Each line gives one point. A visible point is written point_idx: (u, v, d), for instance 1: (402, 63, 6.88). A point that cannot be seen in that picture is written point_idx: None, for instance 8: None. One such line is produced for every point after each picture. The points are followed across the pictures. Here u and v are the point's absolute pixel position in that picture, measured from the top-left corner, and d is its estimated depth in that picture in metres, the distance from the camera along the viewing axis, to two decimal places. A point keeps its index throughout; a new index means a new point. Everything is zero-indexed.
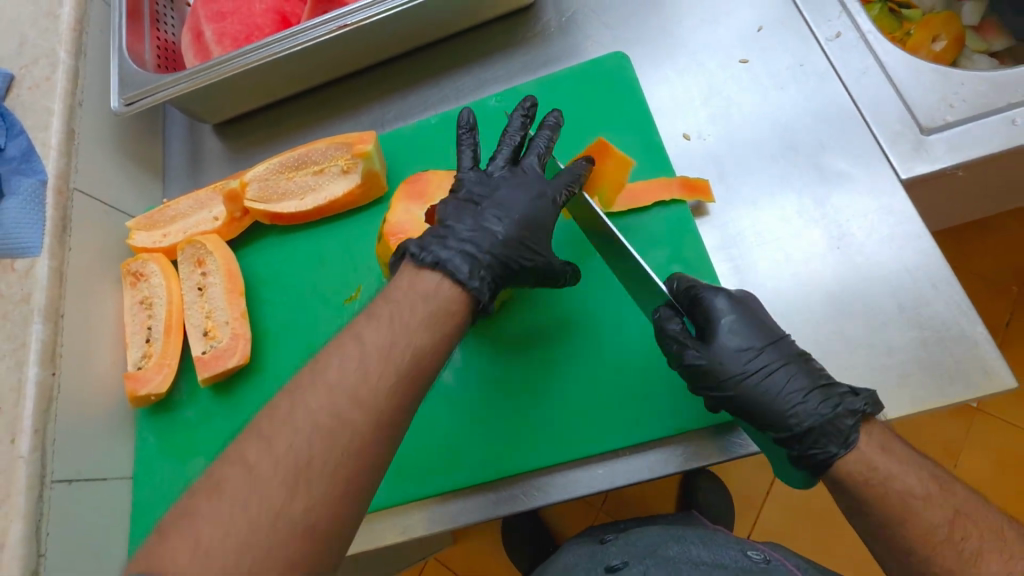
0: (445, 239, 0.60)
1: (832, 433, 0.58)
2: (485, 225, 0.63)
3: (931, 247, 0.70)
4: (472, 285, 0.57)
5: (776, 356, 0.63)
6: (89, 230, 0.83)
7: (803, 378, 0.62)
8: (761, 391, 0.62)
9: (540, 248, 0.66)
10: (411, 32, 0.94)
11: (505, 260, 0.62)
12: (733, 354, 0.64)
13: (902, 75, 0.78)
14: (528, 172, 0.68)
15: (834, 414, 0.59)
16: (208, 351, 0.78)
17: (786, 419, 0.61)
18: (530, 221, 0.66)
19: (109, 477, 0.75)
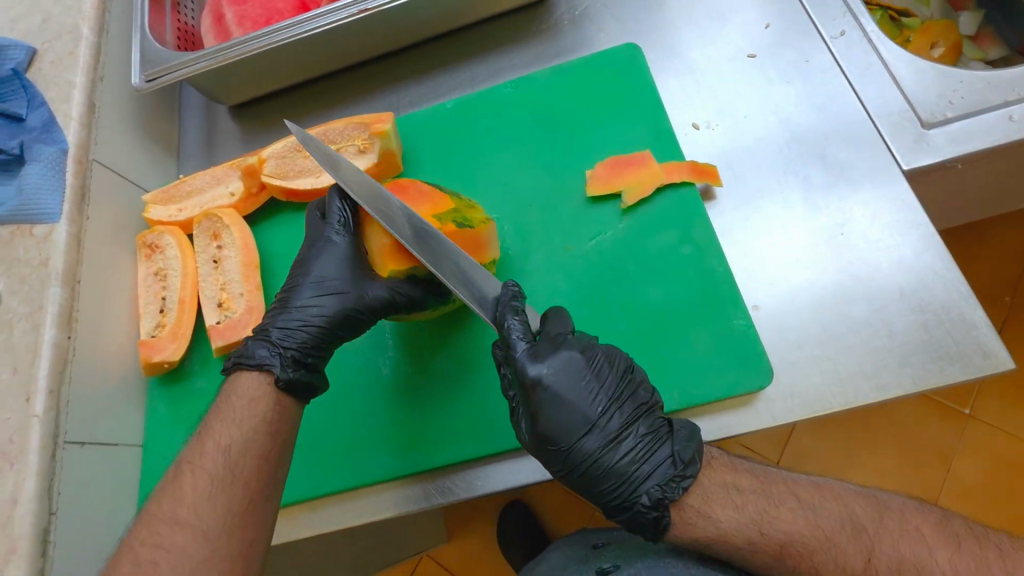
0: (268, 333, 0.71)
1: (649, 504, 0.59)
2: (309, 304, 0.72)
3: (931, 235, 0.72)
4: (274, 372, 0.67)
5: (589, 427, 0.63)
6: (108, 201, 0.84)
7: (641, 452, 0.62)
8: (582, 476, 0.63)
9: (359, 289, 0.72)
10: (428, 21, 0.97)
11: (323, 323, 0.71)
12: (547, 439, 0.64)
13: (903, 71, 0.82)
14: (328, 237, 0.75)
15: (659, 487, 0.59)
16: (223, 321, 0.79)
17: (601, 498, 0.62)
18: (343, 277, 0.73)
19: (120, 443, 0.76)
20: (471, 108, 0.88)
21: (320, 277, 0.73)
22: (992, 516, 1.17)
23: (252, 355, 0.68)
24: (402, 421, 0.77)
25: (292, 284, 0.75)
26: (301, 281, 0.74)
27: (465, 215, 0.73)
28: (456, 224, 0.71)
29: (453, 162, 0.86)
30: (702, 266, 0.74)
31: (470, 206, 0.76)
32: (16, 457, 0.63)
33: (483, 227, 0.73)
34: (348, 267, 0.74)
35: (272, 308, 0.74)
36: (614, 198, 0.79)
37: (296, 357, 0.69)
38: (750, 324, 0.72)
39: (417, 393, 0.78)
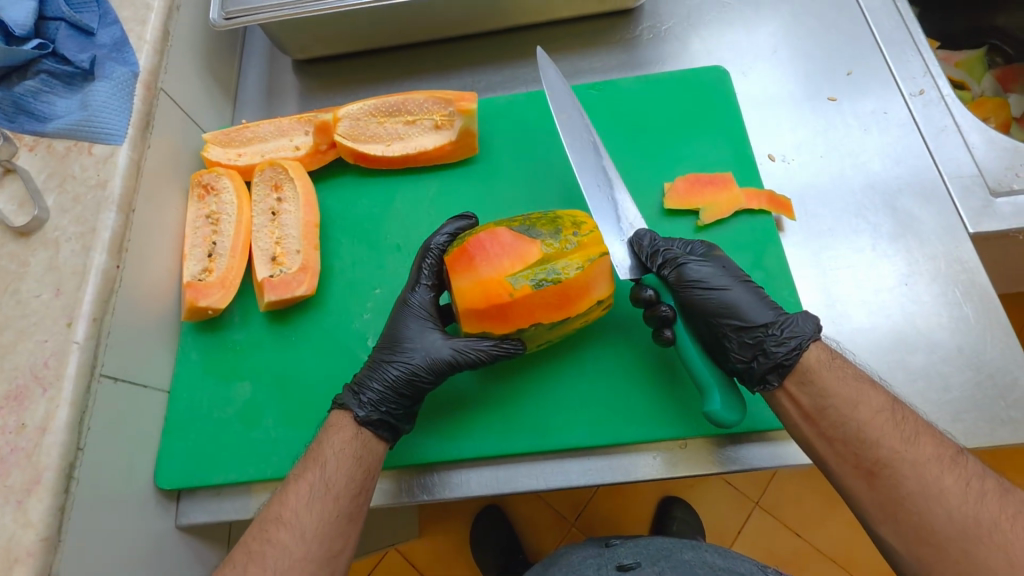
0: (357, 383, 0.67)
1: (785, 341, 0.63)
2: (407, 353, 0.68)
3: (991, 297, 0.74)
4: (352, 411, 0.65)
5: (694, 281, 0.68)
6: (168, 133, 0.80)
7: (743, 305, 0.67)
8: (721, 316, 0.67)
9: (432, 342, 0.68)
10: (519, 9, 0.96)
11: (400, 385, 0.66)
12: (701, 289, 0.68)
13: (975, 138, 0.84)
14: (408, 294, 0.72)
15: (785, 327, 0.64)
16: (275, 275, 0.76)
17: (750, 330, 0.65)
18: (423, 334, 0.69)
19: (149, 385, 0.72)
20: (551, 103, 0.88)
21: (407, 337, 0.69)
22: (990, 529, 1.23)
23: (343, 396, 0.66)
24: (474, 399, 0.74)
25: (381, 338, 0.72)
26: (386, 336, 0.71)
27: (555, 264, 0.62)
28: (535, 285, 0.61)
29: (529, 153, 0.85)
30: (771, 294, 0.75)
31: (573, 238, 0.64)
32: (50, 383, 0.59)
33: (575, 276, 0.62)
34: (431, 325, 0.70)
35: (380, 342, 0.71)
36: (691, 214, 0.79)
37: (373, 404, 0.65)
38: None
39: (493, 371, 0.74)
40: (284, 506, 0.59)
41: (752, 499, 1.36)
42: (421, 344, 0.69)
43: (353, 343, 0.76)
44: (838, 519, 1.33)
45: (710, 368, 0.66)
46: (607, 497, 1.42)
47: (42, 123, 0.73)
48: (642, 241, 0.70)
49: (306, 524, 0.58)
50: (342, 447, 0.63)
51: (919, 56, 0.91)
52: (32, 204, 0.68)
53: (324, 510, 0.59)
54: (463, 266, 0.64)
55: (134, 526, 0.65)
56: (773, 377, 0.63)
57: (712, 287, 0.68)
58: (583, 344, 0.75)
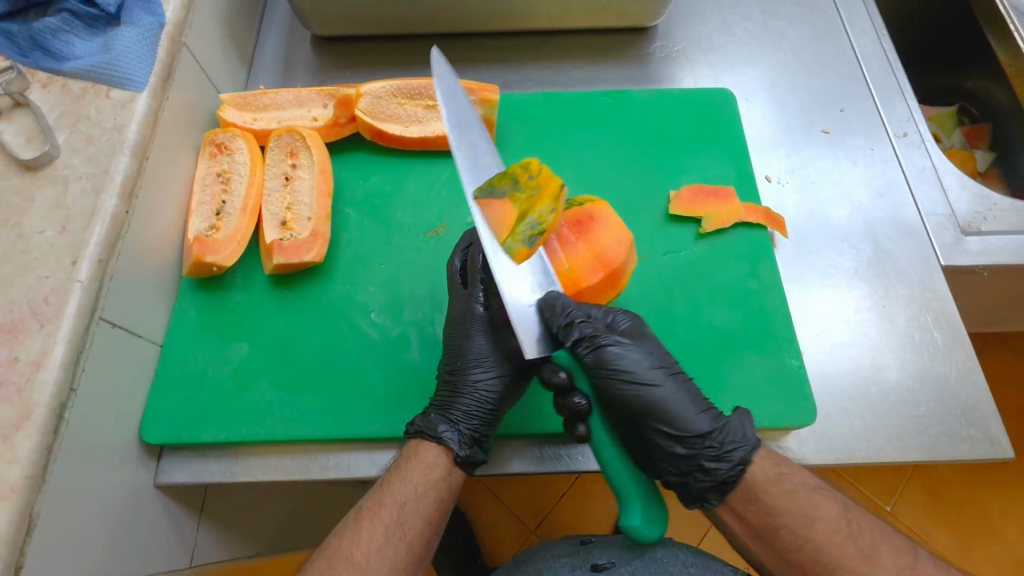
0: (445, 415, 0.67)
1: (721, 457, 0.63)
2: (488, 372, 0.69)
3: (958, 326, 0.80)
4: (452, 450, 0.65)
5: (612, 361, 0.66)
6: (185, 89, 0.80)
7: (675, 406, 0.65)
8: (654, 406, 0.65)
9: (513, 353, 0.70)
10: (543, 15, 1.00)
11: (493, 406, 0.68)
12: (639, 370, 0.66)
13: (949, 181, 0.92)
14: (472, 305, 0.72)
15: (716, 449, 0.63)
16: (284, 239, 0.76)
17: (689, 430, 0.64)
18: (500, 347, 0.70)
19: (143, 337, 0.70)
20: (567, 106, 0.91)
21: (487, 354, 0.69)
22: None
23: (435, 429, 0.66)
24: None
25: (449, 355, 0.71)
26: (459, 356, 0.70)
27: (532, 215, 0.64)
28: (529, 240, 0.63)
29: (543, 150, 0.88)
30: (764, 303, 0.79)
31: (531, 185, 0.66)
32: (48, 319, 0.58)
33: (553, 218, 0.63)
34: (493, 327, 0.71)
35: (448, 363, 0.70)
36: (692, 222, 0.83)
37: (473, 435, 0.67)
38: (799, 364, 0.76)
39: None
40: (356, 546, 0.59)
41: (710, 516, 1.40)
42: (497, 358, 0.70)
43: (356, 315, 0.76)
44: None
45: (635, 480, 0.63)
46: (571, 507, 1.43)
47: (59, 62, 0.71)
48: (556, 312, 0.65)
49: (376, 568, 0.58)
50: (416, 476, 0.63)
51: (904, 102, 0.98)
52: (42, 139, 0.67)
53: (396, 556, 0.59)
54: (508, 261, 0.67)
55: (115, 478, 0.63)
56: (712, 496, 0.64)
57: (643, 368, 0.66)
58: None
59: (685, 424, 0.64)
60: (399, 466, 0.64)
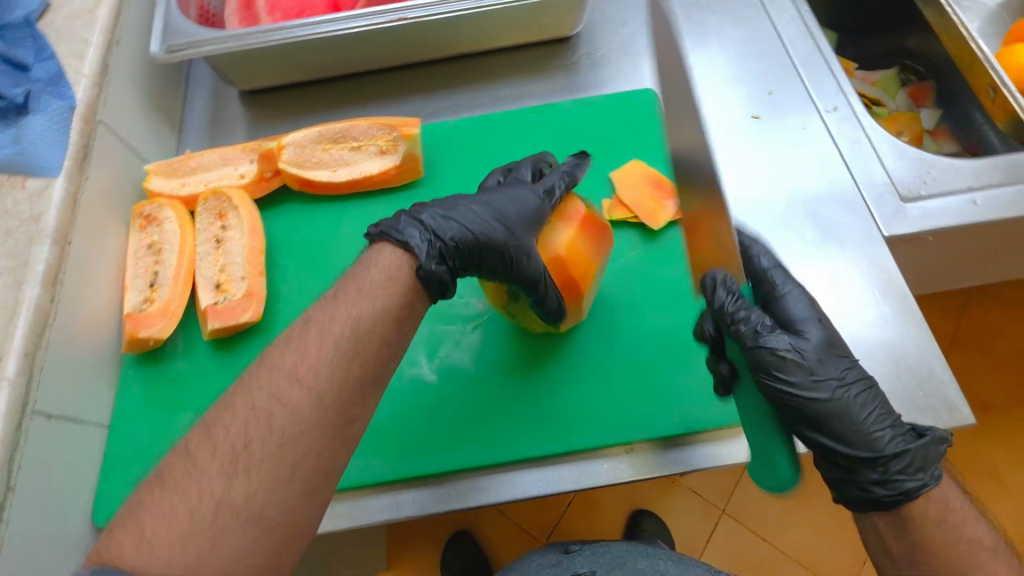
0: (420, 213, 0.65)
1: (912, 468, 0.59)
2: (472, 215, 0.66)
3: (906, 296, 0.80)
4: (418, 258, 0.60)
5: (769, 358, 0.63)
6: (107, 166, 0.80)
7: (850, 393, 0.62)
8: (852, 402, 0.62)
9: (522, 241, 0.67)
10: (460, 39, 1.00)
11: (479, 229, 0.65)
12: (807, 360, 0.64)
13: (884, 150, 0.91)
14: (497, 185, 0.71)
15: (915, 458, 0.59)
16: (219, 302, 0.76)
17: (867, 405, 0.62)
18: (517, 217, 0.68)
19: (87, 421, 0.70)
20: (494, 126, 0.91)
21: (493, 202, 0.68)
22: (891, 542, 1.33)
23: (403, 232, 0.62)
24: (421, 425, 0.74)
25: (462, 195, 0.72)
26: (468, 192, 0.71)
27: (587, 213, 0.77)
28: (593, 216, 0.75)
29: (472, 176, 0.88)
30: None
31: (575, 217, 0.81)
32: None
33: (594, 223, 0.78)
34: (494, 222, 0.67)
35: (433, 202, 0.69)
36: (628, 227, 0.83)
37: (442, 253, 0.63)
38: None
39: (432, 396, 0.76)
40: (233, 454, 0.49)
41: (716, 507, 1.38)
42: (486, 201, 0.68)
43: None
44: (802, 520, 1.36)
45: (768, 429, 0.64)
46: (581, 514, 1.42)
47: None
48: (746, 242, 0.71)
49: None
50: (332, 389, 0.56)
51: (831, 77, 0.98)
52: None
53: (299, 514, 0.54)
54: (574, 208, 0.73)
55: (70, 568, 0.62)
56: (889, 501, 0.59)
57: (805, 336, 0.65)
58: (526, 362, 0.77)
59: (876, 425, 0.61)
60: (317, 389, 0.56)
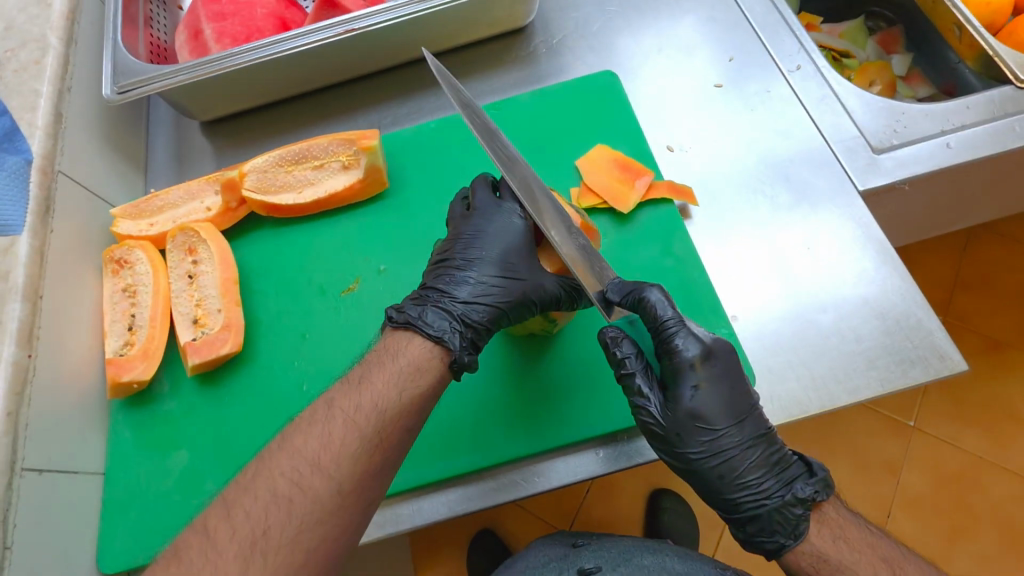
0: (442, 299, 0.64)
1: (767, 533, 0.65)
2: (490, 281, 0.65)
3: (887, 249, 0.78)
4: (454, 351, 0.61)
5: (647, 428, 0.67)
6: (72, 216, 0.80)
7: (735, 444, 0.66)
8: (728, 459, 0.66)
9: (537, 278, 0.66)
10: (411, 42, 0.99)
11: (500, 296, 0.65)
12: (691, 421, 0.66)
13: (852, 103, 0.89)
14: (481, 228, 0.68)
15: (768, 523, 0.65)
16: (198, 338, 0.76)
17: (749, 462, 0.66)
18: (521, 259, 0.67)
19: (80, 471, 0.70)
20: (454, 128, 0.91)
21: (496, 255, 0.66)
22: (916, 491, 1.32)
23: (432, 323, 0.61)
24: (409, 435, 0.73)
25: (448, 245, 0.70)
26: (454, 241, 0.69)
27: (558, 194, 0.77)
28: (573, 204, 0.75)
29: (438, 182, 0.88)
30: (685, 278, 0.78)
31: None
32: None
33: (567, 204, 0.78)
34: (508, 276, 0.66)
35: (442, 273, 0.67)
36: (599, 213, 0.82)
37: (473, 338, 0.64)
38: (729, 331, 0.75)
39: None
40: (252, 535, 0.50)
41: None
42: (488, 257, 0.67)
43: (288, 395, 0.77)
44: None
45: None
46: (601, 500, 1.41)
47: None
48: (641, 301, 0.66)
49: None
50: (317, 416, 0.56)
51: (791, 35, 0.96)
52: None
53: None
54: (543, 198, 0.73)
55: None
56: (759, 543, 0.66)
57: (677, 393, 0.67)
58: (512, 359, 0.76)
59: (751, 487, 0.66)
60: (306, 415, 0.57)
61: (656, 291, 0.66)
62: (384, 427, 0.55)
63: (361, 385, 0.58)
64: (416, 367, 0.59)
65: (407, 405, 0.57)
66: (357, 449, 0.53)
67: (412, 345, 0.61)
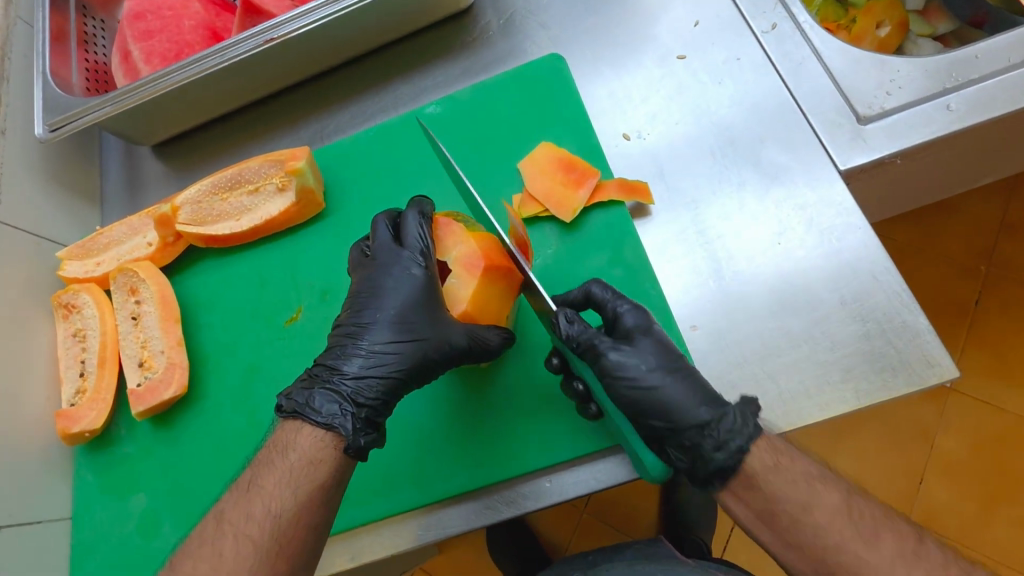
0: (330, 378, 0.63)
1: (737, 427, 0.58)
2: (384, 351, 0.64)
3: (871, 240, 0.69)
4: (346, 438, 0.60)
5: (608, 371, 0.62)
6: (17, 265, 0.80)
7: (695, 379, 0.61)
8: (686, 386, 0.61)
9: (441, 334, 0.64)
10: (338, 45, 0.90)
11: (395, 365, 0.64)
12: (648, 357, 0.63)
13: (838, 63, 0.76)
14: (380, 282, 0.66)
15: (735, 418, 0.58)
16: (143, 383, 0.76)
17: (700, 381, 0.61)
18: (419, 317, 0.64)
19: (45, 519, 0.74)
20: (394, 134, 0.85)
21: (389, 320, 0.64)
22: (955, 455, 1.21)
23: (321, 409, 0.60)
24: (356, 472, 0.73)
25: (345, 310, 0.68)
26: (349, 304, 0.67)
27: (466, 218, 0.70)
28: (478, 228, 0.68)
29: (380, 196, 0.83)
30: (635, 287, 0.73)
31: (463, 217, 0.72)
32: None
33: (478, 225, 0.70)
34: (403, 342, 0.64)
35: (335, 343, 0.65)
36: (544, 220, 0.77)
37: (369, 416, 0.62)
38: (683, 345, 0.70)
39: None
40: None
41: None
42: (381, 323, 0.65)
43: (235, 435, 0.76)
44: (846, 452, 1.24)
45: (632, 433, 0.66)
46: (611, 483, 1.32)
47: None
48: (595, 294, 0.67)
49: None
50: (210, 528, 0.57)
51: None
52: None
53: None
54: (446, 233, 0.68)
55: None
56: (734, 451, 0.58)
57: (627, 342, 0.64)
58: (456, 388, 0.73)
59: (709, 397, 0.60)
60: (198, 528, 0.57)
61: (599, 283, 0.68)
62: (278, 528, 0.55)
63: (249, 485, 0.58)
64: (308, 452, 0.58)
65: (303, 485, 0.56)
66: (248, 559, 0.54)
67: (302, 427, 0.60)
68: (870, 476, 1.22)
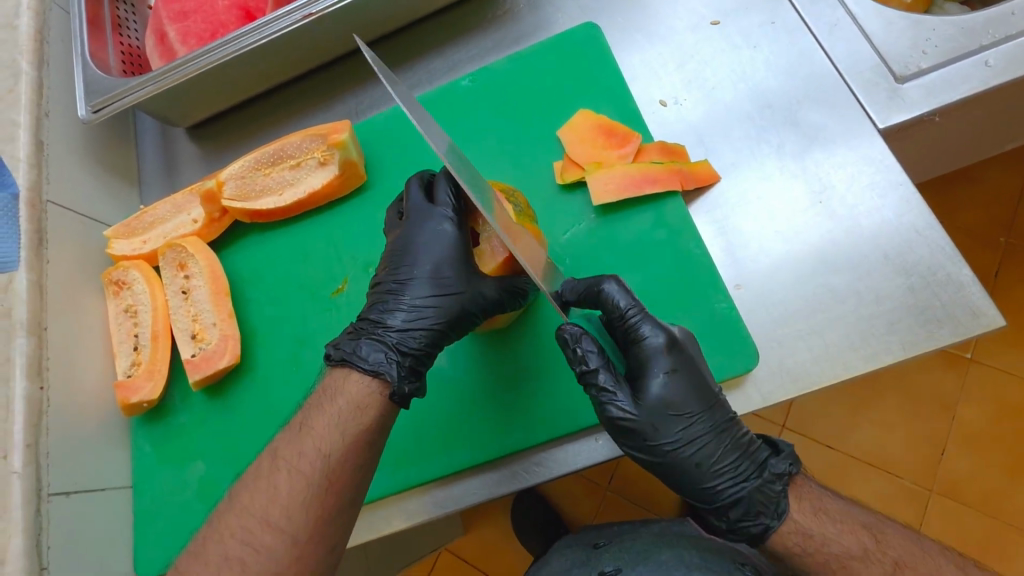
0: (375, 330, 0.65)
1: (755, 513, 0.63)
2: (424, 304, 0.66)
3: (912, 196, 0.70)
4: (391, 385, 0.62)
5: (619, 423, 0.63)
6: (67, 244, 0.82)
7: (710, 450, 0.64)
8: (704, 455, 0.64)
9: (474, 287, 0.66)
10: (372, 22, 0.90)
11: (435, 318, 0.66)
12: (654, 406, 0.64)
13: (873, 24, 0.76)
14: (414, 238, 0.68)
15: (752, 504, 0.63)
16: (197, 354, 0.78)
17: (745, 457, 0.65)
18: (455, 272, 0.67)
19: (107, 487, 0.76)
20: (431, 106, 0.86)
21: (427, 274, 0.66)
22: (980, 422, 1.21)
23: (367, 357, 0.63)
24: (411, 439, 0.74)
25: (385, 266, 0.70)
26: (391, 260, 0.69)
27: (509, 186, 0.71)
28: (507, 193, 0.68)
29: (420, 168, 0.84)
30: (678, 249, 0.74)
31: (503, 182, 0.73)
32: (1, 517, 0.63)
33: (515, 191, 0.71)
34: (440, 295, 0.66)
35: (379, 297, 0.68)
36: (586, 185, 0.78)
37: (413, 365, 0.65)
38: (729, 303, 0.71)
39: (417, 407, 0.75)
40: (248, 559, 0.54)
41: (779, 421, 1.27)
42: (420, 276, 0.67)
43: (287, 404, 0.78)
44: (871, 420, 1.24)
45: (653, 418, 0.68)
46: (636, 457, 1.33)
47: None
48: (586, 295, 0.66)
49: None
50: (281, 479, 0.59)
51: None
52: None
53: None
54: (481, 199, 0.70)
55: None
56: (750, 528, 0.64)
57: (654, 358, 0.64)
58: (507, 353, 0.74)
59: (733, 474, 0.64)
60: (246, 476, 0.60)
61: (613, 282, 0.66)
62: (325, 463, 0.58)
63: (301, 427, 0.61)
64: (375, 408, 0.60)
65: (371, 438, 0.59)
66: (298, 500, 0.56)
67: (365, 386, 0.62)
68: (895, 443, 1.23)
